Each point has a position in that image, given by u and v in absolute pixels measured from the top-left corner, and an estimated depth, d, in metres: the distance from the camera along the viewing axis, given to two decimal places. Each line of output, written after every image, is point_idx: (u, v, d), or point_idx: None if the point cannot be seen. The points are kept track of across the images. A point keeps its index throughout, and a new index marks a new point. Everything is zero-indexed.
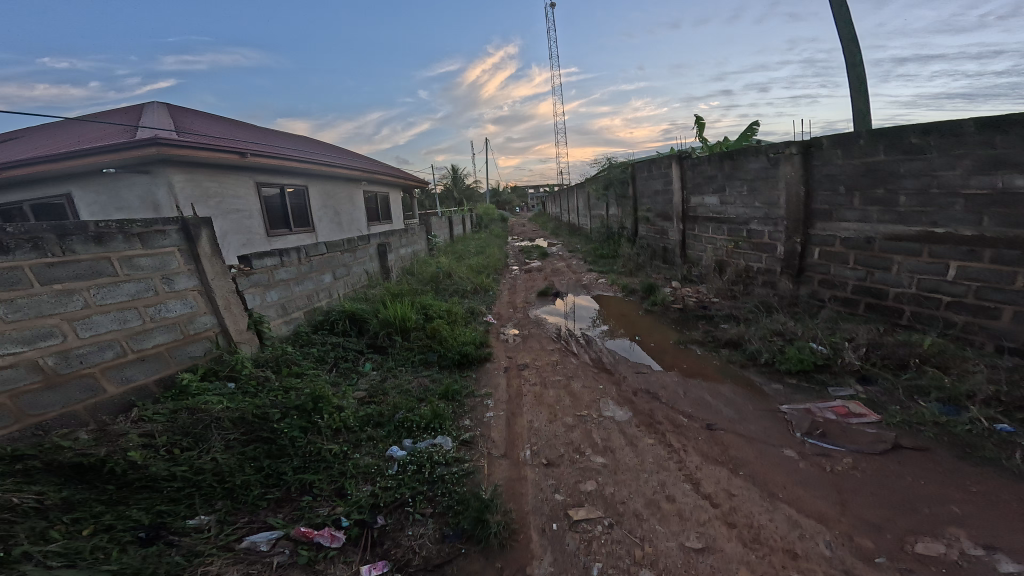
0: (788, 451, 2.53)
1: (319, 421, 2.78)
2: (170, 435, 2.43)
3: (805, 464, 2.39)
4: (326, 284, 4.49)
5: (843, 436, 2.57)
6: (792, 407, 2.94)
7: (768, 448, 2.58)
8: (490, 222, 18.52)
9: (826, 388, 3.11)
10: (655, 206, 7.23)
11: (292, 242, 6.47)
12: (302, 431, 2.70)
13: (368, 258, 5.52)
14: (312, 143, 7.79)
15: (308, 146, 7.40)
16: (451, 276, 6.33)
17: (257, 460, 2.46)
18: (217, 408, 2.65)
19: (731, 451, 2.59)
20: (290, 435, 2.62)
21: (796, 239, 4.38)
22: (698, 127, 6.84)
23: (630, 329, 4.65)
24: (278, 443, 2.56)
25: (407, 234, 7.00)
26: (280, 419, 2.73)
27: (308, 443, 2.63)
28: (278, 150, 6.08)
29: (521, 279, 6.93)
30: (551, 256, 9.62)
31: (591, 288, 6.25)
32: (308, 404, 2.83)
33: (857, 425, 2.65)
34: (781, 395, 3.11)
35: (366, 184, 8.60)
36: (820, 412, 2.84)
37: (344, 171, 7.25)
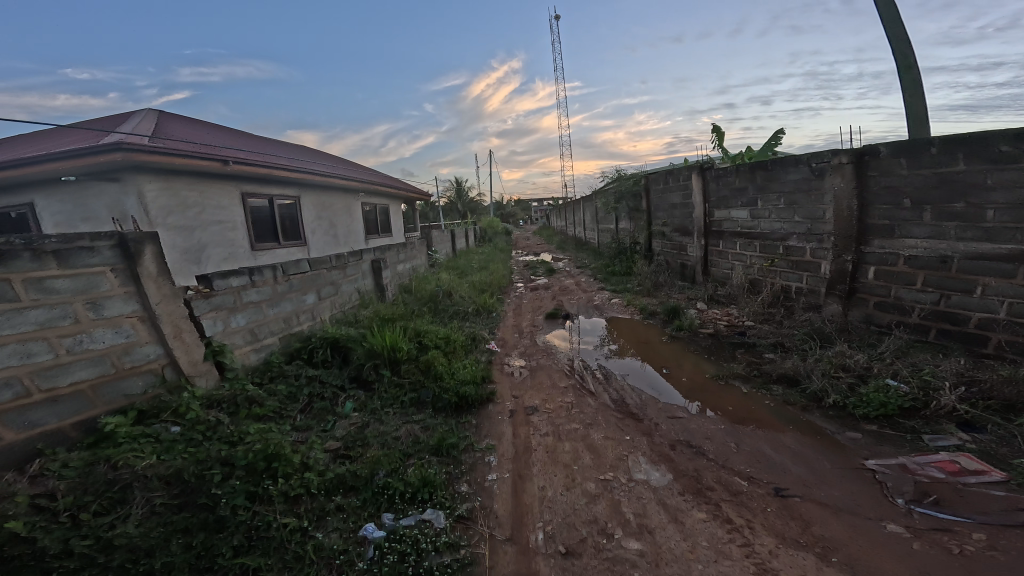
0: (892, 526, 1.94)
1: (270, 488, 2.13)
2: (79, 495, 1.87)
3: (922, 546, 1.81)
4: (309, 306, 3.89)
5: (963, 503, 2.00)
6: (879, 463, 2.35)
7: (861, 521, 1.98)
8: (493, 235, 18.03)
9: (920, 436, 2.51)
10: (672, 220, 6.68)
11: (281, 257, 5.75)
12: (248, 500, 2.06)
13: (362, 275, 4.95)
14: (306, 152, 7.33)
15: (302, 155, 6.92)
16: (450, 294, 5.76)
17: (188, 535, 1.87)
18: (143, 462, 2.04)
19: (815, 528, 1.98)
20: (232, 504, 1.98)
21: (846, 256, 3.80)
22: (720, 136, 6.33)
23: (657, 359, 4.02)
24: (216, 514, 1.95)
25: (407, 249, 6.48)
26: (223, 481, 2.08)
27: (255, 516, 2.00)
28: (268, 157, 5.52)
29: (527, 298, 6.36)
30: (558, 272, 9.05)
31: (603, 309, 5.65)
32: (259, 465, 2.18)
33: (977, 486, 2.08)
34: (862, 447, 2.51)
35: (364, 196, 8.11)
36: (920, 469, 2.25)
37: (339, 182, 6.74)
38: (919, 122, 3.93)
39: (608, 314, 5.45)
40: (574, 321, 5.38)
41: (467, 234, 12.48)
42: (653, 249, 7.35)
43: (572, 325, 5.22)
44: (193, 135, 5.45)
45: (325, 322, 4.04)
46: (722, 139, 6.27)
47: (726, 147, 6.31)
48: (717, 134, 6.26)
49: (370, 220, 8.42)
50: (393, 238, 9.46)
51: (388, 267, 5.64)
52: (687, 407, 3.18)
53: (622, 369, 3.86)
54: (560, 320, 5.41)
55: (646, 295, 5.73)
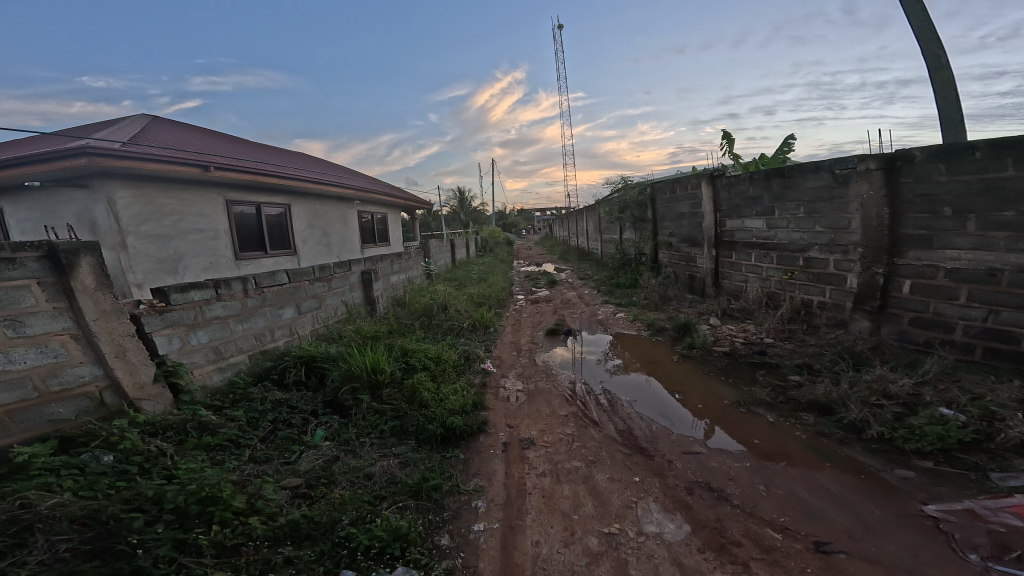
0: None
1: (201, 536, 1.78)
2: None
3: None
4: (286, 321, 3.56)
5: None
6: (941, 509, 1.96)
7: None
8: (494, 245, 17.76)
9: (986, 475, 2.12)
10: (680, 230, 6.34)
11: (268, 267, 5.40)
12: (174, 550, 1.71)
13: (350, 288, 4.61)
14: (299, 159, 7.11)
15: (295, 163, 6.68)
16: (444, 308, 5.43)
17: None
18: (53, 499, 1.71)
19: None
20: (152, 555, 1.64)
21: (876, 269, 3.43)
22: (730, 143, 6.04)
23: (667, 381, 3.64)
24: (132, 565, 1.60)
25: (402, 259, 6.17)
26: (147, 528, 1.76)
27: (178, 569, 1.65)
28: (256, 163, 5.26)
29: (527, 312, 6.02)
30: (560, 284, 8.70)
31: (608, 324, 5.28)
32: (191, 508, 1.87)
33: None
34: (917, 489, 2.11)
35: (360, 205, 7.84)
36: (993, 517, 1.86)
37: (333, 190, 6.44)
38: (953, 124, 3.60)
39: (612, 330, 5.08)
40: (574, 338, 5.02)
41: (467, 244, 12.20)
42: (661, 260, 7.00)
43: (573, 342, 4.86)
44: (177, 141, 5.22)
45: (307, 339, 3.71)
46: (732, 146, 5.96)
47: (736, 154, 6.01)
48: (726, 141, 5.96)
49: (366, 230, 8.14)
50: (392, 248, 9.18)
51: (381, 278, 5.32)
52: (705, 439, 2.79)
53: (629, 393, 3.49)
54: (561, 337, 5.05)
55: (653, 310, 5.35)
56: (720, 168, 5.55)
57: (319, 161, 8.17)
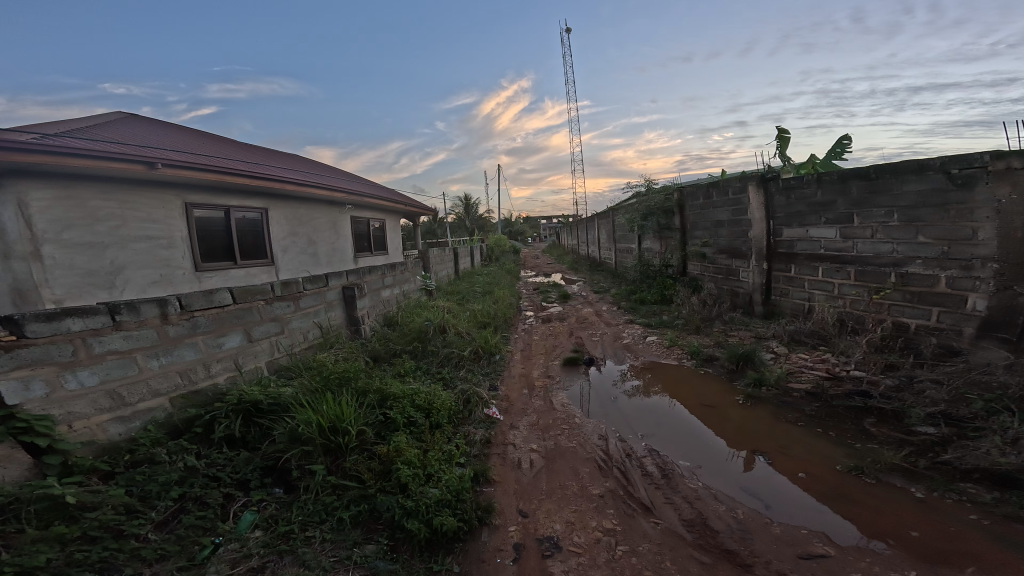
0: None
1: None
2: None
3: None
4: (226, 353, 2.71)
5: None
6: None
7: None
8: (499, 253, 16.91)
9: None
10: (720, 240, 5.45)
11: (236, 280, 4.48)
12: None
13: (328, 308, 3.75)
14: (283, 160, 6.38)
15: (280, 165, 5.90)
16: (441, 328, 4.56)
17: None
18: None
19: None
20: None
21: (1019, 288, 2.59)
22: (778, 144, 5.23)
23: (732, 434, 2.72)
24: None
25: (399, 271, 5.31)
26: None
27: None
28: (226, 161, 4.48)
29: (540, 334, 5.16)
30: (573, 298, 7.82)
31: (637, 350, 4.37)
32: None
33: None
34: None
35: (357, 212, 6.96)
36: None
37: (323, 194, 5.56)
38: None
39: (644, 358, 4.17)
40: (596, 368, 4.12)
41: (471, 253, 11.36)
42: (693, 274, 6.10)
43: (596, 375, 3.97)
44: (135, 136, 4.49)
45: (266, 379, 2.82)
46: (783, 146, 5.11)
47: (786, 156, 5.23)
48: (777, 140, 5.10)
49: (362, 236, 7.20)
50: (389, 258, 8.33)
51: (370, 295, 4.47)
52: (822, 528, 1.85)
53: (684, 454, 2.58)
54: (582, 368, 4.14)
55: (693, 333, 4.42)
56: (772, 170, 4.70)
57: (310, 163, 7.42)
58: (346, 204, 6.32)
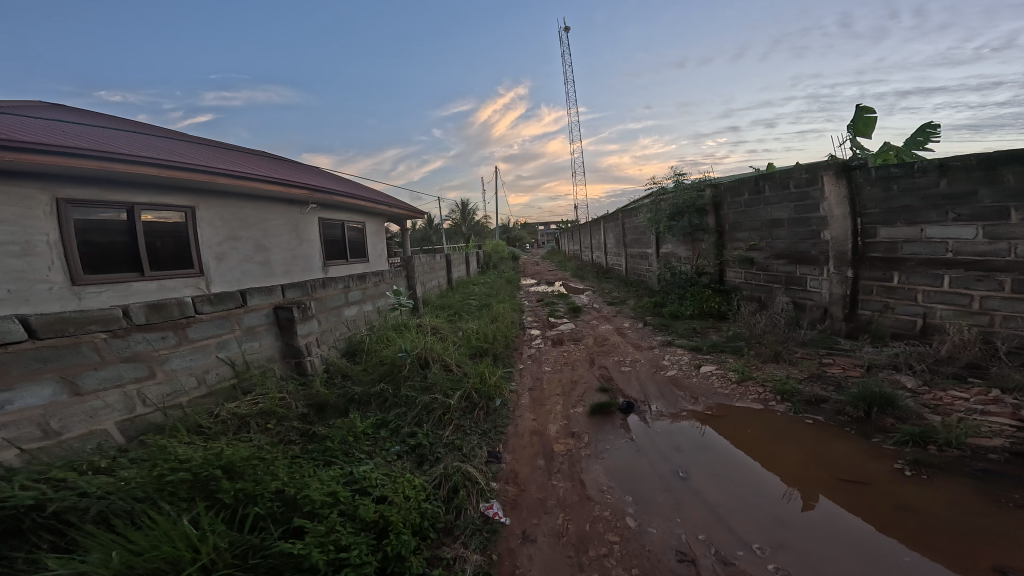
0: None
1: None
2: None
3: None
4: (18, 413, 1.64)
5: None
6: None
7: None
8: (497, 260, 15.71)
9: None
10: (778, 243, 4.33)
11: (139, 297, 3.40)
12: None
13: (247, 340, 2.59)
14: (226, 148, 5.21)
15: (224, 154, 4.79)
16: (423, 361, 3.38)
17: None
18: None
19: None
20: None
21: None
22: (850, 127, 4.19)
23: (934, 546, 1.58)
24: None
25: (370, 283, 4.14)
26: None
27: None
28: (131, 149, 3.42)
29: (552, 363, 4.02)
30: (585, 311, 6.66)
31: (690, 387, 3.20)
32: None
33: None
34: None
35: (331, 216, 5.77)
36: None
37: (277, 190, 4.42)
38: None
39: (705, 399, 3.00)
40: (636, 416, 2.94)
41: (465, 260, 10.19)
42: (739, 284, 4.97)
43: (639, 427, 2.79)
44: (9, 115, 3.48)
45: (97, 463, 1.69)
46: (867, 131, 4.05)
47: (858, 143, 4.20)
48: (857, 123, 4.08)
49: (337, 241, 5.95)
50: (373, 267, 6.99)
51: (324, 316, 3.32)
52: None
53: None
54: (619, 416, 2.96)
55: (768, 362, 3.25)
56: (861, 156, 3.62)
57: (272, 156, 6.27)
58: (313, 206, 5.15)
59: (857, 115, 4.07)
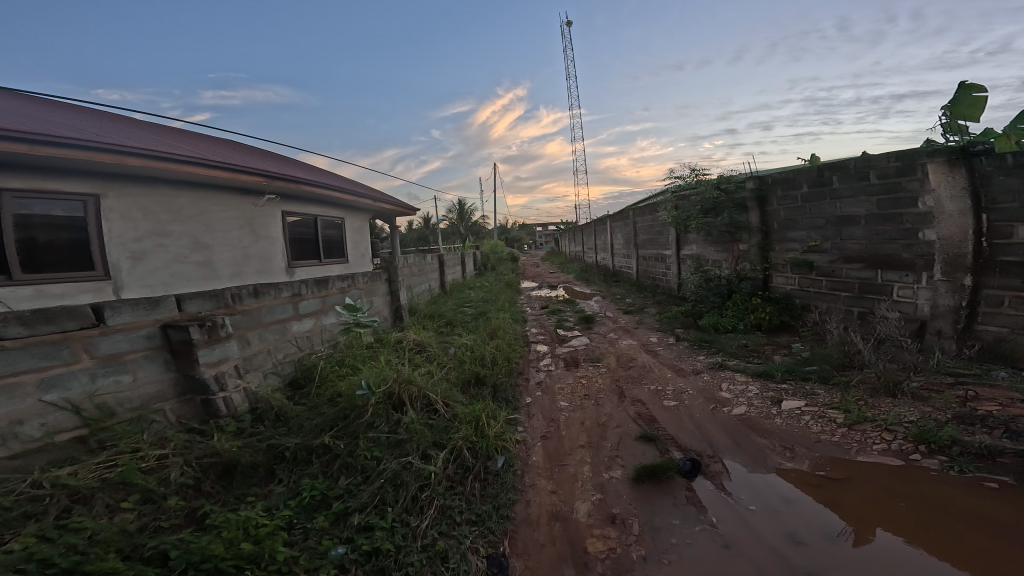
0: None
1: None
2: None
3: None
4: None
5: None
6: None
7: None
8: (496, 262, 14.82)
9: None
10: (853, 244, 3.46)
11: (15, 304, 2.73)
12: None
13: (103, 373, 1.81)
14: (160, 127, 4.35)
15: (157, 132, 3.96)
16: (397, 400, 2.46)
17: None
18: None
19: None
20: None
21: None
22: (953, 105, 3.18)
23: None
24: None
25: (334, 290, 3.24)
26: None
27: None
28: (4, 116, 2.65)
29: (569, 395, 3.15)
30: (599, 320, 5.78)
31: (773, 432, 2.32)
32: None
33: None
34: None
35: (300, 213, 4.87)
36: None
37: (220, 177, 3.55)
38: None
39: (805, 452, 2.12)
40: (708, 482, 2.04)
41: (460, 261, 9.28)
42: (795, 291, 4.09)
43: (717, 502, 1.89)
44: None
45: None
46: (975, 114, 3.10)
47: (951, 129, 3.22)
48: (965, 100, 3.10)
49: (310, 239, 5.07)
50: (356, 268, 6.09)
51: (257, 336, 2.45)
52: None
53: None
54: (682, 483, 2.05)
55: (879, 397, 2.37)
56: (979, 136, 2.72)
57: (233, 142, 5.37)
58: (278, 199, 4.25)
59: (962, 94, 3.12)
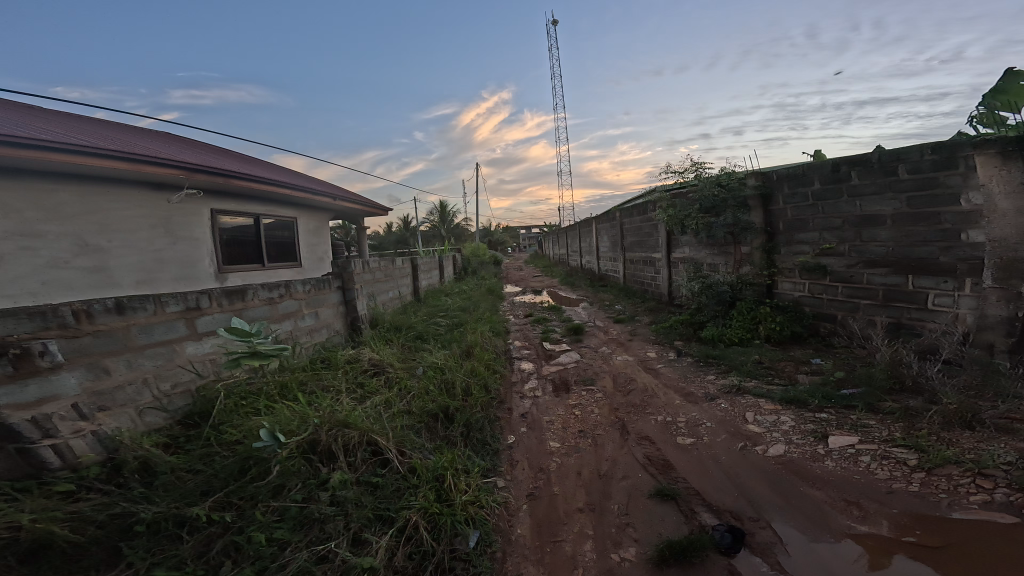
0: None
1: None
2: None
3: None
4: None
5: None
6: None
7: None
8: (477, 265, 14.19)
9: None
10: (875, 246, 3.05)
11: None
12: None
13: None
14: (50, 119, 3.69)
15: (39, 124, 3.35)
16: (324, 452, 1.85)
17: None
18: None
19: None
20: None
21: None
22: (996, 93, 2.99)
23: None
24: None
25: (256, 302, 2.60)
26: None
27: None
28: None
29: (559, 432, 2.60)
30: (588, 330, 5.26)
31: (827, 482, 1.83)
32: None
33: None
34: None
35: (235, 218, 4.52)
36: None
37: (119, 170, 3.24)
38: None
39: (876, 508, 1.63)
40: (758, 560, 1.50)
41: (438, 265, 8.66)
42: (804, 298, 3.67)
43: None
44: None
45: None
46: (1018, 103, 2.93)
47: (993, 117, 3.00)
48: (1009, 88, 2.94)
49: (246, 241, 4.68)
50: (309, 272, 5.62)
51: (124, 364, 1.84)
52: None
53: None
54: (723, 564, 1.50)
55: (954, 431, 1.91)
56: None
57: (149, 133, 4.72)
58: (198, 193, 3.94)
59: (1007, 82, 2.94)
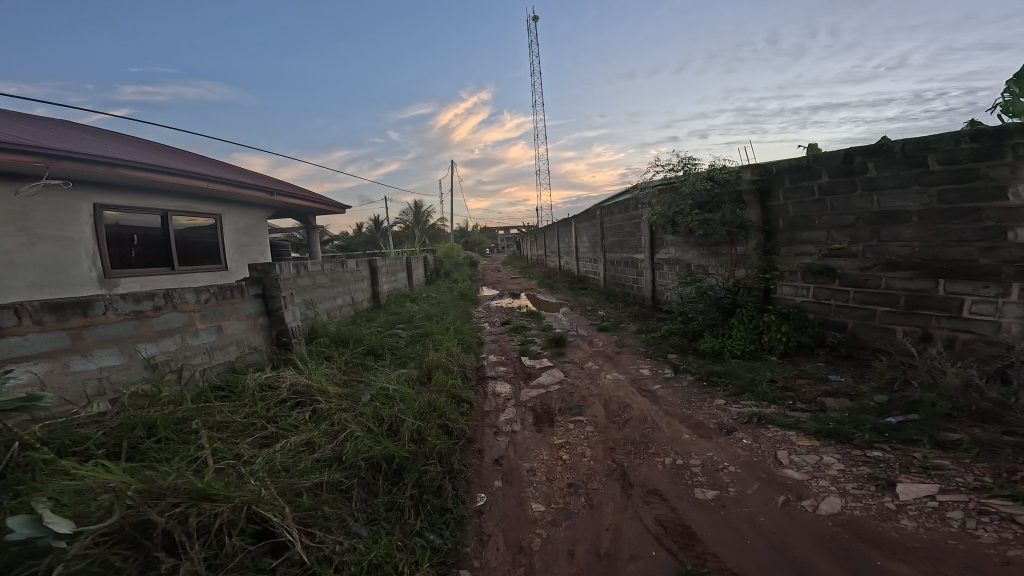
0: None
1: None
2: None
3: None
4: None
5: None
6: None
7: None
8: (451, 267, 13.50)
9: None
10: (897, 247, 2.69)
11: None
12: None
13: None
14: None
15: None
16: (162, 540, 1.24)
17: None
18: None
19: None
20: None
21: None
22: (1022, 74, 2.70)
23: None
24: None
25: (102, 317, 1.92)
26: None
27: None
28: None
29: (541, 484, 2.06)
30: (570, 340, 4.76)
31: (910, 552, 1.37)
32: None
33: None
34: None
35: (128, 212, 4.27)
36: None
37: None
38: None
39: None
40: None
41: (405, 268, 7.94)
42: (808, 304, 3.27)
43: None
44: None
45: None
46: None
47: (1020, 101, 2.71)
48: None
49: (132, 241, 4.35)
50: (224, 275, 5.21)
51: None
52: None
53: None
54: None
55: None
56: None
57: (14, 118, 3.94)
58: (66, 185, 3.61)
59: None
